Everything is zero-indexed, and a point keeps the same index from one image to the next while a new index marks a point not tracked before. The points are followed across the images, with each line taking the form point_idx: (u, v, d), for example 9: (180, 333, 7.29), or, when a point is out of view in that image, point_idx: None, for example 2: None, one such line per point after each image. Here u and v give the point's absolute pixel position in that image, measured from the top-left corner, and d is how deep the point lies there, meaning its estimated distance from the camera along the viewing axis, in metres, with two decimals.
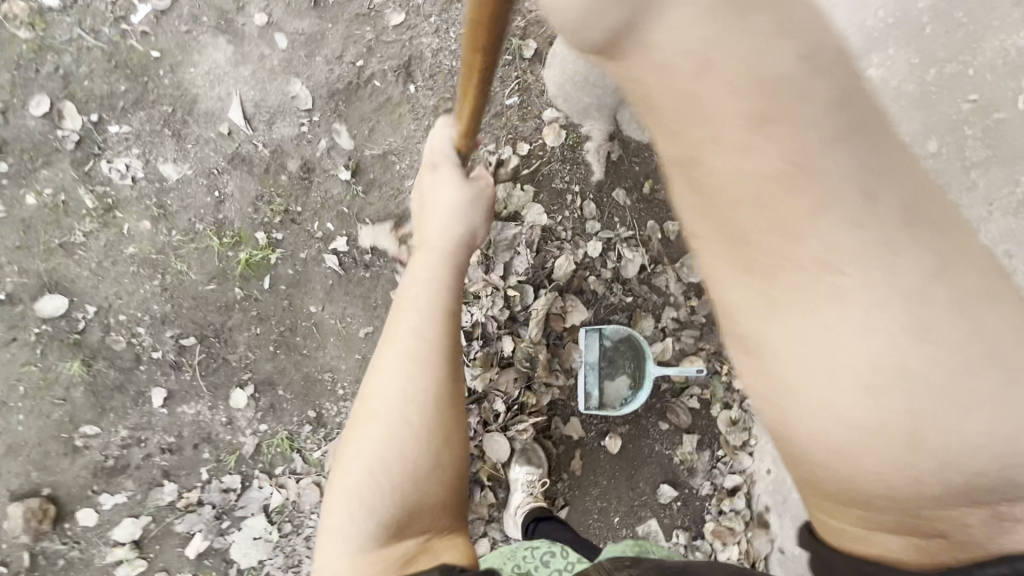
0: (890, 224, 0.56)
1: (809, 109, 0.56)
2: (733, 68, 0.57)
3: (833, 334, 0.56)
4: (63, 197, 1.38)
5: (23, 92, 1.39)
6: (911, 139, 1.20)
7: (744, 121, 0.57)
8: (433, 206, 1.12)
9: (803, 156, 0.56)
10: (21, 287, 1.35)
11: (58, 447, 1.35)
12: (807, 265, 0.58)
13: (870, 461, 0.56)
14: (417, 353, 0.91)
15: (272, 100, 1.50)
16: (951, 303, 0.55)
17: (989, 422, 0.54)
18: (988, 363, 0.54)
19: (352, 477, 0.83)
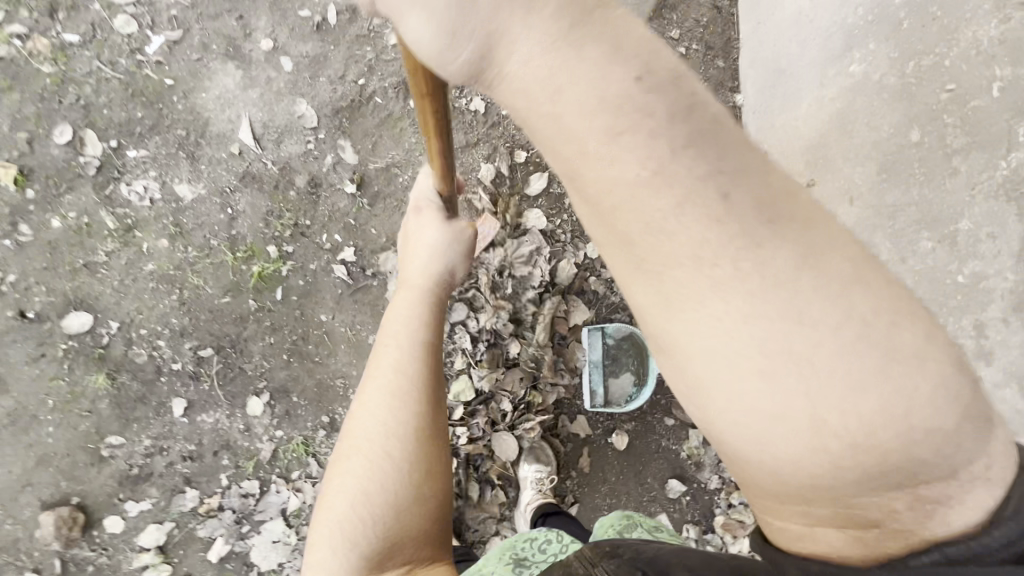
0: (747, 219, 0.52)
1: (654, 117, 0.51)
2: (584, 87, 0.51)
3: (725, 342, 0.53)
4: (86, 220, 1.46)
5: (47, 123, 1.48)
6: (897, 130, 1.28)
7: (600, 132, 0.51)
8: (415, 247, 1.17)
9: (660, 162, 0.51)
10: (49, 306, 1.43)
11: (85, 457, 1.41)
12: (691, 273, 0.53)
13: (787, 457, 0.53)
14: (397, 389, 0.98)
15: (279, 120, 1.57)
16: (824, 288, 0.51)
17: (903, 403, 0.50)
18: (879, 343, 0.50)
19: (334, 514, 0.90)
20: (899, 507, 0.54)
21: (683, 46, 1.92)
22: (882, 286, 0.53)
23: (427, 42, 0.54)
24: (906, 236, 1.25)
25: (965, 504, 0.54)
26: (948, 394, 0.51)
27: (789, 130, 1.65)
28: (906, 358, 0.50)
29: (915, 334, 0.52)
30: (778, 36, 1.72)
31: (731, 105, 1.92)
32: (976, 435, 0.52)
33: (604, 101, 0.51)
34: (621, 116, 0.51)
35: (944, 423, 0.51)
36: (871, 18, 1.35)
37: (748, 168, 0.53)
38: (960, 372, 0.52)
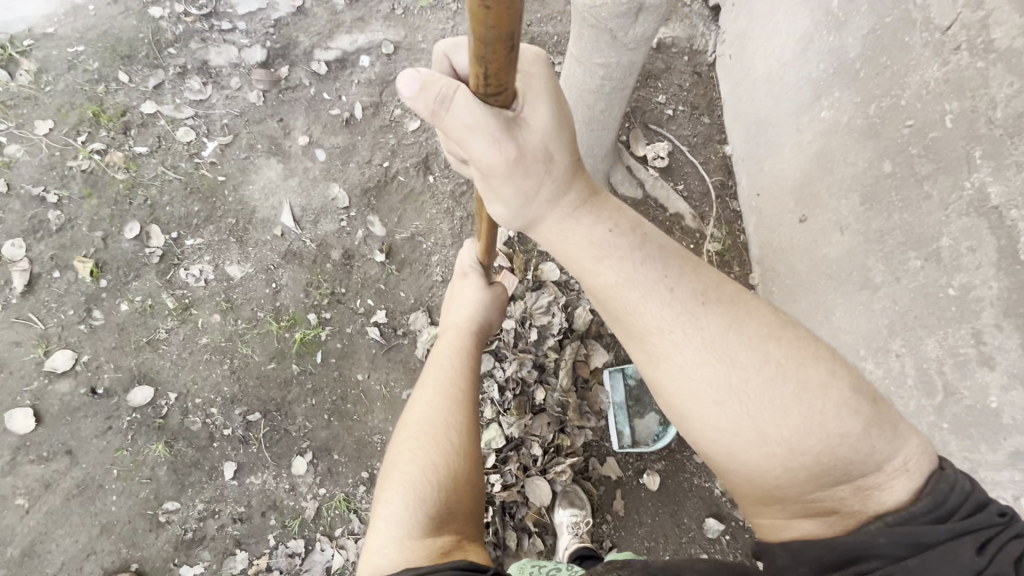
0: (689, 300, 0.74)
1: (621, 247, 0.76)
2: (580, 233, 0.76)
3: (688, 383, 0.73)
4: (150, 302, 1.64)
5: (120, 221, 1.70)
6: (871, 163, 1.41)
7: (588, 257, 0.77)
8: (454, 304, 1.35)
9: (628, 271, 0.75)
10: (116, 382, 1.57)
11: (144, 523, 1.49)
12: (660, 338, 0.75)
13: (747, 461, 0.70)
14: (451, 396, 1.10)
15: (316, 203, 1.78)
16: (748, 341, 0.72)
17: (816, 416, 0.68)
18: (792, 376, 0.70)
19: (399, 480, 0.95)
20: (845, 495, 0.69)
21: (670, 109, 2.13)
22: (793, 335, 0.73)
23: (503, 218, 0.78)
24: (896, 256, 1.34)
25: (893, 487, 0.68)
26: (851, 408, 0.68)
27: (776, 173, 1.80)
28: (812, 385, 0.69)
29: (819, 369, 0.70)
30: (754, 93, 1.92)
31: (721, 156, 2.09)
32: (885, 438, 0.68)
33: (592, 242, 0.76)
34: (604, 245, 0.76)
35: (851, 429, 0.68)
36: (832, 71, 1.54)
37: (686, 268, 0.76)
38: (861, 394, 0.69)
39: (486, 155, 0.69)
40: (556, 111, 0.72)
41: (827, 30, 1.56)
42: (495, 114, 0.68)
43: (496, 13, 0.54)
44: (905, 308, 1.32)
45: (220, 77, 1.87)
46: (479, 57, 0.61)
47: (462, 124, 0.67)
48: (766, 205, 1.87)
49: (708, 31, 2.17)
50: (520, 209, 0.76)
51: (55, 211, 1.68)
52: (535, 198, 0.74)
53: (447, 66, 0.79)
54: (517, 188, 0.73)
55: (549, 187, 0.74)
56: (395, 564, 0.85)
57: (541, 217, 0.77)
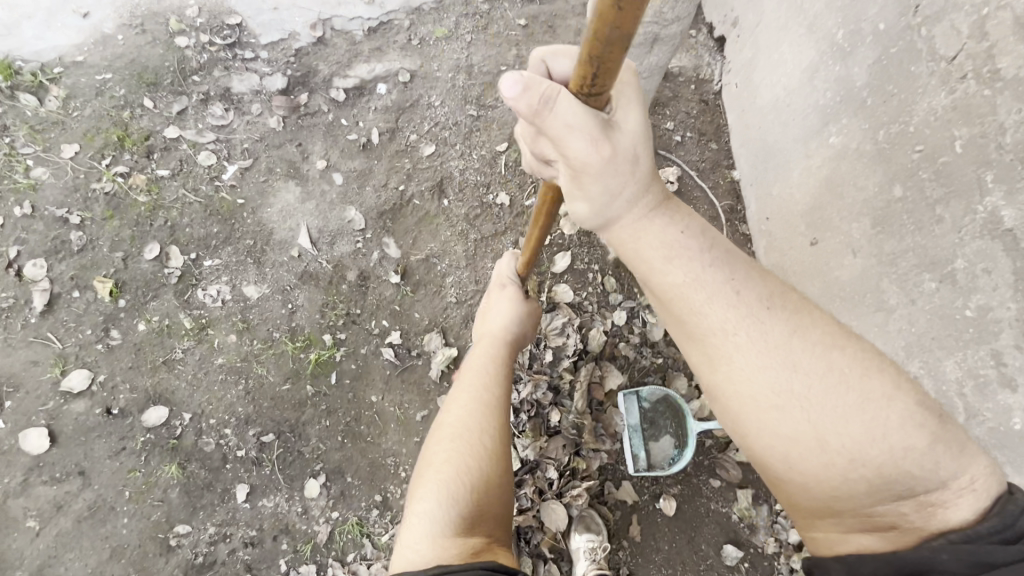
0: (755, 305, 0.80)
1: (691, 250, 0.83)
2: (654, 233, 0.85)
3: (751, 384, 0.78)
4: (167, 321, 1.65)
5: (140, 243, 1.72)
6: (881, 188, 1.44)
7: (659, 259, 0.85)
8: (492, 309, 1.46)
9: (696, 273, 0.83)
10: (131, 402, 1.57)
11: (155, 547, 1.47)
12: (723, 339, 0.81)
13: (806, 467, 0.75)
14: (487, 399, 1.18)
15: (332, 225, 1.81)
16: (811, 348, 0.77)
17: (879, 427, 0.72)
18: (856, 385, 0.74)
19: (435, 477, 1.03)
20: (907, 510, 0.72)
21: (678, 135, 2.18)
22: (857, 347, 0.77)
23: (581, 215, 0.88)
24: (910, 278, 1.36)
25: (958, 506, 0.70)
26: (916, 421, 0.72)
27: (785, 197, 1.84)
28: (876, 396, 0.73)
29: (884, 381, 0.74)
30: (761, 120, 1.97)
31: (729, 181, 2.13)
32: (949, 455, 0.72)
33: (665, 242, 0.84)
34: (675, 247, 0.84)
35: (914, 442, 0.71)
36: (839, 99, 1.59)
37: (753, 277, 0.83)
38: (926, 409, 0.73)
39: (583, 151, 0.79)
40: (643, 119, 0.82)
41: (833, 61, 1.61)
42: (593, 115, 0.78)
43: (624, 14, 0.62)
44: (922, 329, 1.33)
45: (241, 103, 1.92)
46: (592, 57, 0.69)
47: (565, 121, 0.77)
48: (776, 229, 1.89)
49: (714, 62, 2.25)
50: (602, 208, 0.85)
51: (77, 232, 1.71)
52: (615, 201, 0.84)
53: (543, 70, 0.90)
54: (603, 187, 0.82)
55: (629, 192, 0.84)
56: (427, 558, 0.91)
57: (617, 218, 0.86)
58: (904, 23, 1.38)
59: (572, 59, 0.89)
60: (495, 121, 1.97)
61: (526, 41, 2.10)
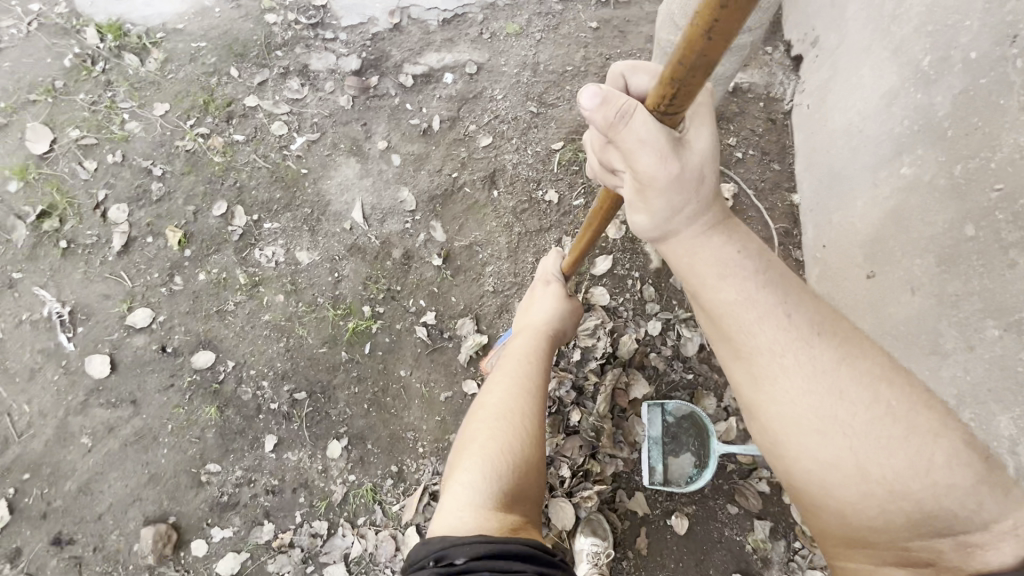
0: (805, 329, 0.76)
1: (746, 268, 0.79)
2: (709, 251, 0.82)
3: (793, 406, 0.76)
4: (225, 275, 1.77)
5: (210, 199, 1.85)
6: (951, 225, 1.36)
7: (711, 274, 0.81)
8: (535, 302, 1.50)
9: (748, 292, 0.79)
10: (184, 344, 1.69)
11: (187, 480, 1.58)
12: (770, 360, 0.77)
13: (843, 495, 0.72)
14: (526, 387, 1.21)
15: (385, 203, 1.88)
16: (860, 378, 0.74)
17: (924, 463, 0.69)
18: (902, 418, 0.71)
19: (478, 453, 1.05)
20: (947, 550, 0.69)
21: (740, 151, 2.12)
22: (907, 383, 0.74)
23: (639, 224, 0.86)
24: (972, 323, 1.28)
25: (1001, 549, 0.67)
26: (963, 460, 0.69)
27: (846, 226, 1.76)
28: (923, 431, 0.71)
29: (932, 419, 0.71)
30: (829, 144, 1.90)
31: (788, 204, 2.05)
32: (996, 499, 0.68)
33: (719, 259, 0.81)
34: (729, 265, 0.80)
35: (959, 481, 0.69)
36: (917, 128, 1.51)
37: (805, 302, 0.79)
38: (973, 448, 0.70)
39: (653, 166, 0.79)
40: (713, 140, 0.83)
41: (915, 87, 1.53)
42: (665, 133, 0.79)
43: (714, 43, 0.68)
44: (978, 379, 1.25)
45: (316, 80, 2.03)
46: (675, 79, 0.75)
47: (637, 135, 0.79)
48: (832, 257, 1.81)
49: (787, 81, 2.18)
50: (663, 220, 0.83)
51: (158, 183, 1.86)
52: (673, 213, 0.82)
53: (621, 84, 0.92)
54: (667, 201, 0.81)
55: (688, 206, 0.81)
56: (470, 526, 0.92)
57: (674, 229, 0.83)
58: (998, 53, 1.30)
59: (650, 75, 0.91)
60: (554, 119, 1.99)
61: (595, 43, 2.11)
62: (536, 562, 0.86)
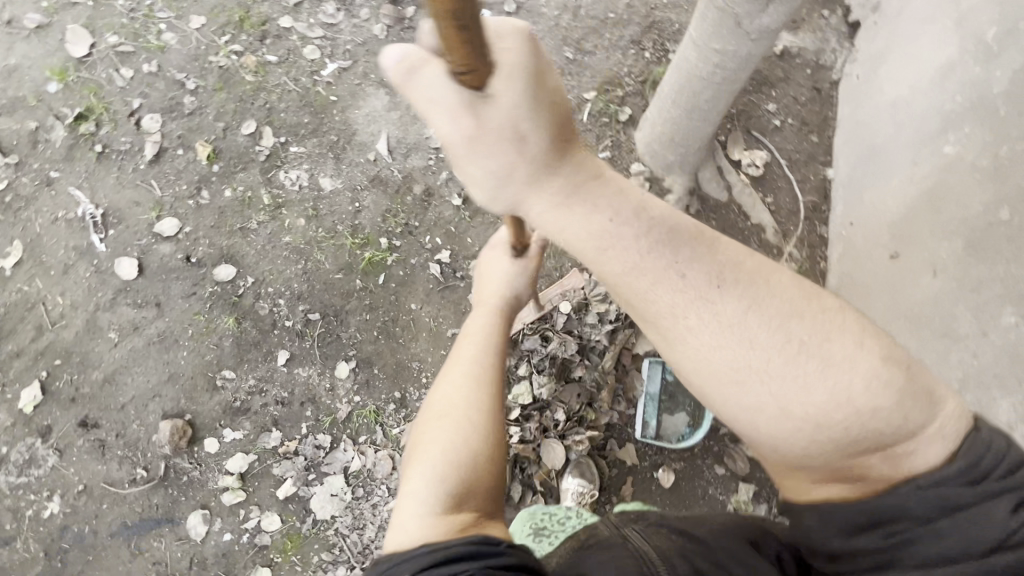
0: (703, 286, 0.72)
1: (625, 234, 0.73)
2: (579, 221, 0.73)
3: (707, 365, 0.72)
4: (250, 194, 1.81)
5: (240, 118, 1.87)
6: (986, 207, 1.32)
7: (596, 247, 0.74)
8: (486, 275, 1.26)
9: (636, 260, 0.73)
10: (208, 256, 1.76)
11: (204, 382, 1.67)
12: (674, 324, 0.73)
13: (771, 435, 0.72)
14: (477, 376, 1.05)
15: (410, 138, 1.88)
16: (768, 321, 0.71)
17: (840, 392, 0.68)
18: (813, 353, 0.70)
19: (430, 460, 0.92)
20: (878, 463, 0.70)
21: (778, 119, 2.03)
22: (817, 312, 0.72)
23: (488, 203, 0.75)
24: (989, 310, 1.26)
25: (926, 452, 0.69)
26: (882, 379, 0.69)
27: (878, 204, 1.70)
28: (837, 360, 0.69)
29: (846, 342, 0.70)
30: (874, 119, 1.82)
31: (821, 178, 1.98)
32: (919, 409, 0.69)
33: (593, 232, 0.73)
34: (607, 235, 0.73)
35: (877, 400, 0.68)
36: (968, 105, 1.43)
37: (701, 252, 0.73)
38: (889, 363, 0.70)
39: (447, 131, 0.66)
40: (524, 92, 0.64)
41: (974, 62, 1.45)
42: (457, 91, 0.64)
43: None
44: (985, 363, 1.24)
45: (352, 5, 1.99)
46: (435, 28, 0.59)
47: (426, 95, 0.66)
48: (858, 236, 1.77)
49: (839, 48, 2.06)
50: (497, 190, 0.71)
51: (190, 97, 1.88)
52: (510, 179, 0.69)
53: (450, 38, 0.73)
54: (487, 167, 0.68)
55: (522, 172, 0.69)
56: (414, 538, 0.82)
57: (528, 201, 0.72)
58: None
59: None
60: (588, 68, 1.95)
61: None
62: (481, 559, 0.74)
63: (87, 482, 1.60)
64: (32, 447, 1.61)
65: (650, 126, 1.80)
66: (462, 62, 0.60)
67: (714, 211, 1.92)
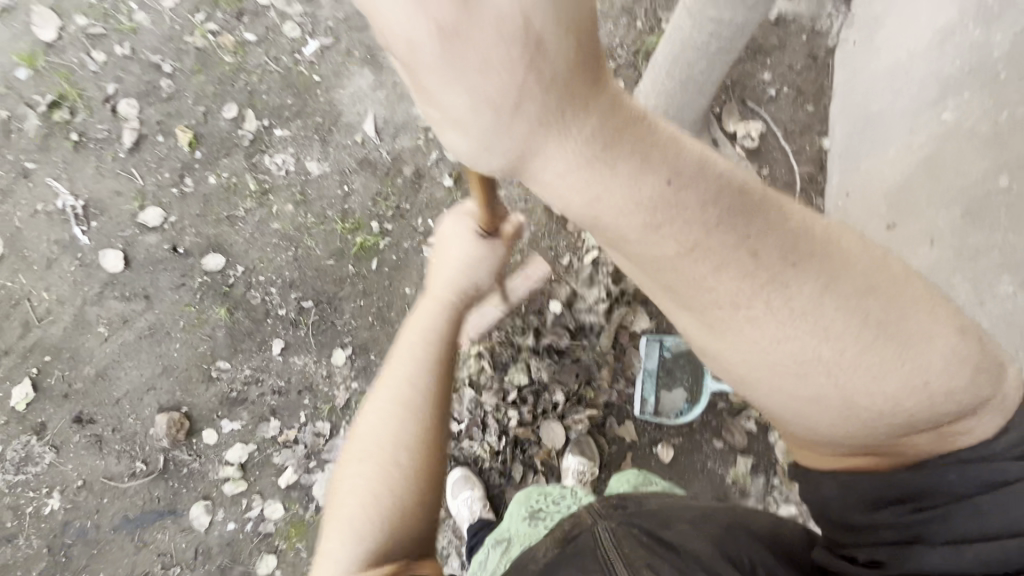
0: (779, 268, 0.58)
1: (682, 204, 0.55)
2: (614, 183, 0.53)
3: (771, 359, 0.61)
4: (235, 180, 1.76)
5: (220, 101, 1.80)
6: (985, 175, 1.30)
7: (640, 220, 0.55)
8: (443, 258, 1.06)
9: (698, 239, 0.56)
10: (195, 245, 1.72)
11: (199, 374, 1.66)
12: (733, 315, 0.60)
13: (824, 424, 0.65)
14: (405, 403, 0.89)
15: (397, 118, 1.82)
16: (846, 304, 0.60)
17: (918, 377, 0.61)
18: (891, 338, 0.60)
19: (346, 522, 0.81)
20: (925, 441, 0.66)
21: (773, 89, 1.99)
22: (897, 282, 0.62)
23: (466, 152, 0.51)
24: (986, 278, 1.27)
25: (977, 427, 0.66)
26: (960, 356, 0.62)
27: (874, 174, 1.68)
28: (917, 341, 0.61)
29: (920, 319, 0.61)
30: (871, 87, 1.77)
31: (816, 148, 1.96)
32: (942, 364, 0.61)
33: (633, 200, 0.54)
34: (649, 204, 0.54)
35: (952, 381, 0.62)
36: (968, 69, 1.40)
37: (771, 220, 0.58)
38: (966, 337, 0.63)
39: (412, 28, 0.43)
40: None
41: (974, 24, 1.40)
42: None
43: None
44: (985, 332, 1.25)
45: None
46: None
47: None
48: (853, 207, 1.75)
49: (836, 12, 2.00)
50: (492, 129, 0.48)
51: (167, 81, 1.81)
52: (513, 115, 0.47)
53: None
54: (484, 91, 0.45)
55: (532, 106, 0.47)
56: None
57: (538, 152, 0.51)
58: None
59: None
60: None
61: None
62: None
63: (86, 477, 1.59)
64: (27, 445, 1.60)
65: None
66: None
67: None
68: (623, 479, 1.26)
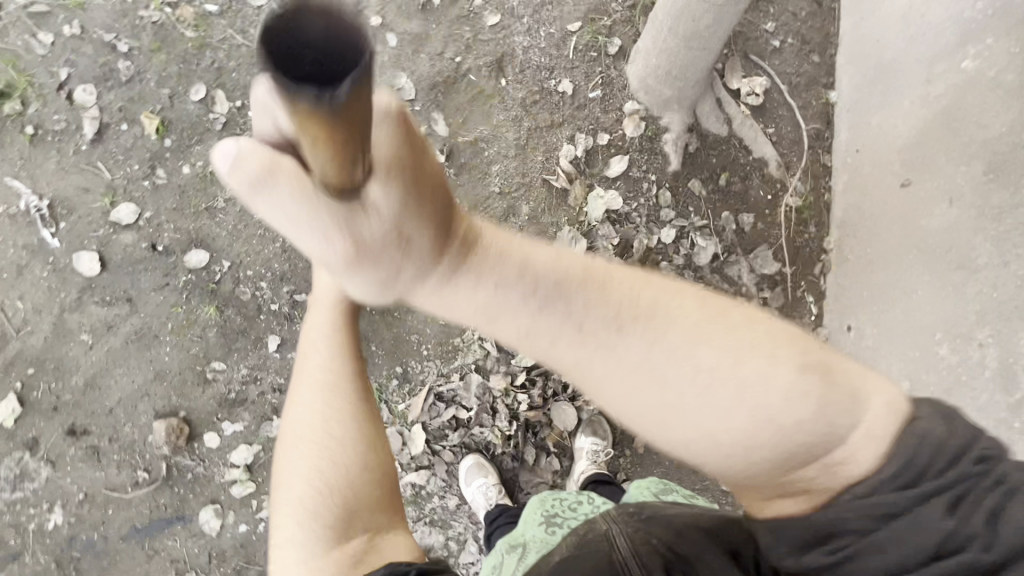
0: (607, 333, 0.62)
1: (511, 297, 0.60)
2: (459, 291, 0.59)
3: (635, 414, 0.64)
4: (211, 168, 1.63)
5: (187, 81, 1.65)
6: (1010, 127, 1.23)
7: (484, 316, 0.60)
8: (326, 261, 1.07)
9: (536, 323, 0.61)
10: (176, 242, 1.61)
11: (193, 377, 1.59)
12: (587, 382, 0.64)
13: (713, 468, 0.66)
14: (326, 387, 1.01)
15: None
16: (691, 358, 0.62)
17: (771, 418, 0.62)
18: (731, 382, 0.62)
19: (295, 507, 0.93)
20: (815, 474, 0.66)
21: (778, 39, 1.87)
22: (734, 326, 0.64)
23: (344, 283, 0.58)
24: (1009, 237, 1.22)
25: (858, 458, 0.66)
26: (799, 392, 0.62)
27: (886, 127, 1.61)
28: (752, 382, 0.62)
29: (760, 360, 0.62)
30: (882, 32, 1.67)
31: (824, 102, 1.85)
32: (842, 413, 0.64)
33: (476, 301, 0.59)
34: (494, 303, 0.60)
35: (803, 414, 0.62)
36: (992, 12, 1.31)
37: (594, 290, 0.62)
38: (807, 372, 0.63)
39: (313, 251, 0.53)
40: (403, 191, 0.51)
41: None
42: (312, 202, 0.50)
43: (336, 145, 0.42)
44: (1007, 295, 1.21)
45: None
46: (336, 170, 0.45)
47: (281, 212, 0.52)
48: (864, 163, 1.69)
49: None
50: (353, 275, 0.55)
51: (125, 62, 1.65)
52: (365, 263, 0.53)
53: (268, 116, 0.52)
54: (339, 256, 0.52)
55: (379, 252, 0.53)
56: None
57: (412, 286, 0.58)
58: None
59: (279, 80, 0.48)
60: None
61: None
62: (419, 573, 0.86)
63: (87, 490, 1.54)
64: (20, 461, 1.54)
65: (643, 61, 1.66)
66: (331, 172, 0.45)
67: (714, 148, 1.80)
68: (644, 486, 1.20)
